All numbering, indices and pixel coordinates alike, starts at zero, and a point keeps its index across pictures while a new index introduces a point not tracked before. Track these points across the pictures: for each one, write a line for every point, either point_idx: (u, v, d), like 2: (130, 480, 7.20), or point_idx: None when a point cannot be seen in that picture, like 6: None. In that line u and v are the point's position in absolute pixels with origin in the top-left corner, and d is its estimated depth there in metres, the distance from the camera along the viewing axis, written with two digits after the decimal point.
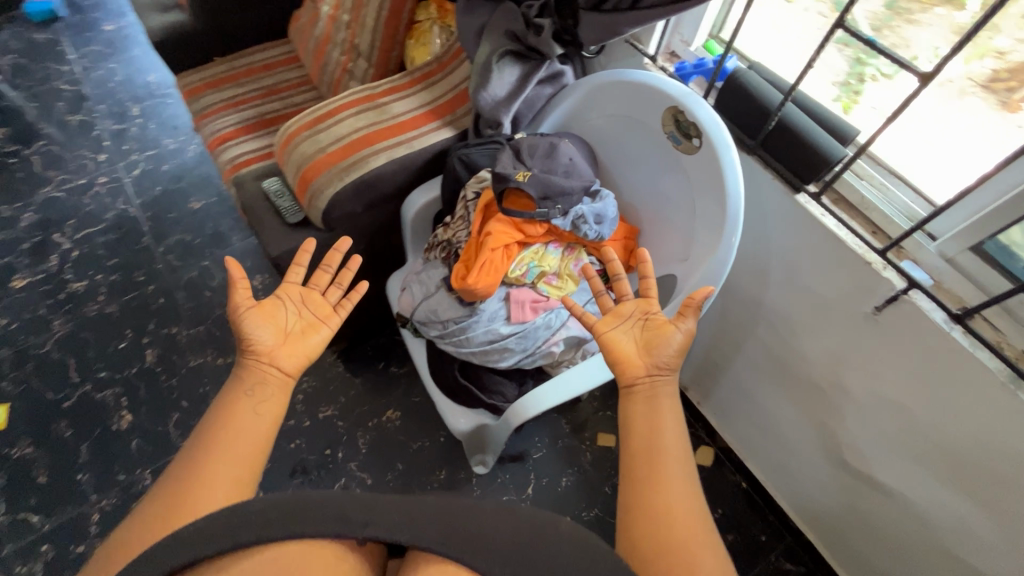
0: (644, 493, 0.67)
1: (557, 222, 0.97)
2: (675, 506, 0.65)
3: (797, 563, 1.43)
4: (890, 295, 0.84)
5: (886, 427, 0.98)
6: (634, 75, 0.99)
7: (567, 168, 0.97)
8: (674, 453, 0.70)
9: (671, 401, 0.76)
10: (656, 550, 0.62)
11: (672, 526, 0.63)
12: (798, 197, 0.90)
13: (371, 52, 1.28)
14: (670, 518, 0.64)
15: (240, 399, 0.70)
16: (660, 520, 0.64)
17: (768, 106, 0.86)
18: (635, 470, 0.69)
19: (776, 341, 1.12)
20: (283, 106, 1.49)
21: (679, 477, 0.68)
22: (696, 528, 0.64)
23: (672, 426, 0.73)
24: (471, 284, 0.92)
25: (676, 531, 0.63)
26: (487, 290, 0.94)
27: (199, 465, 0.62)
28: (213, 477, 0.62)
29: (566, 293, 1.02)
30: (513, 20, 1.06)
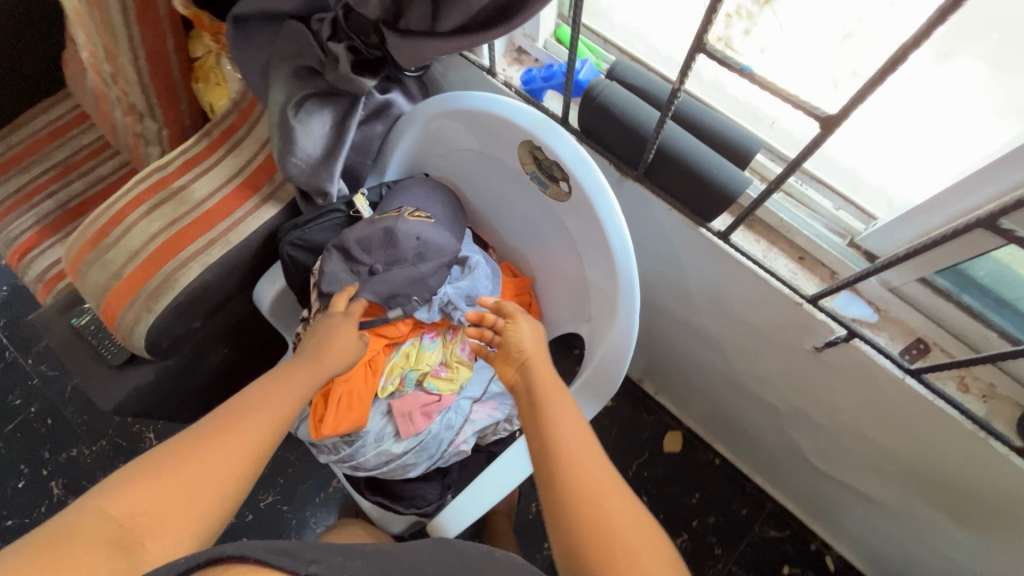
0: (559, 511, 0.54)
1: (420, 314, 0.81)
2: (596, 492, 0.54)
3: (782, 528, 1.40)
4: (828, 339, 0.68)
5: (846, 443, 0.87)
6: (473, 98, 0.75)
7: (417, 250, 0.77)
8: (576, 441, 0.59)
9: (551, 378, 0.67)
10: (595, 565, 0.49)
11: (603, 524, 0.51)
12: (701, 232, 0.71)
13: (153, 110, 0.98)
14: (594, 514, 0.52)
15: (279, 395, 0.61)
16: (584, 518, 0.52)
17: (643, 130, 0.64)
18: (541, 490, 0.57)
19: (716, 358, 0.97)
20: (87, 185, 1.19)
21: (590, 463, 0.57)
22: (623, 507, 0.53)
23: (557, 406, 0.63)
24: (329, 430, 0.74)
25: (604, 521, 0.51)
26: (357, 422, 0.77)
27: (220, 442, 0.53)
28: (217, 466, 0.52)
29: (458, 385, 0.85)
30: (304, 48, 0.79)
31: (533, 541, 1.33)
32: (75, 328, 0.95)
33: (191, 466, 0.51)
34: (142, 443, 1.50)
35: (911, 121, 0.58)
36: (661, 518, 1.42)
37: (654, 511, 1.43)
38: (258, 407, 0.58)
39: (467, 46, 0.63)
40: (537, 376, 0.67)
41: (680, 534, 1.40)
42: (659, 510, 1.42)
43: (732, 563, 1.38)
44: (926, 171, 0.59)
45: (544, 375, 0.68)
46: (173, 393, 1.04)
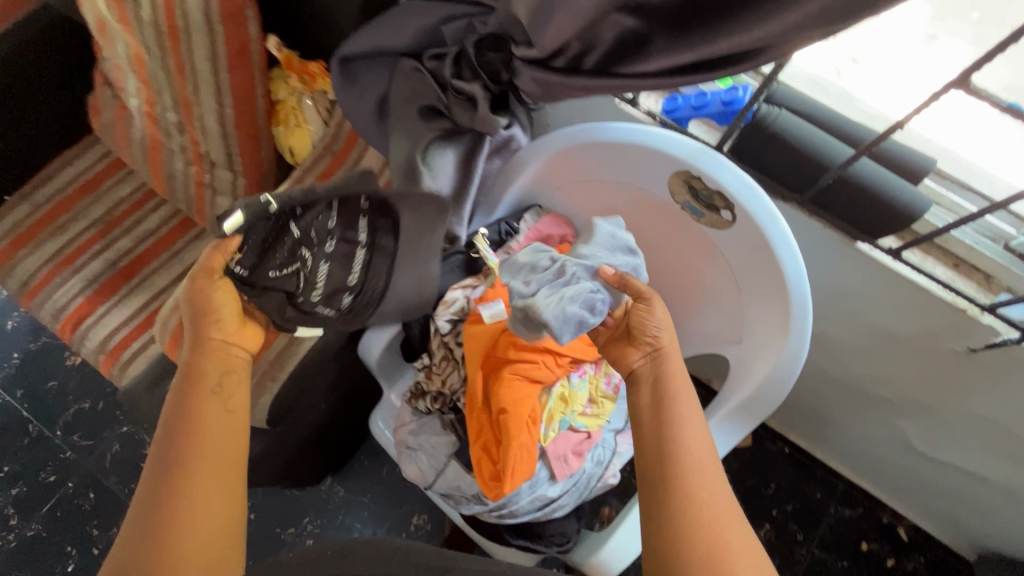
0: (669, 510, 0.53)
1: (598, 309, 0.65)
2: (715, 506, 0.54)
3: (856, 507, 1.44)
4: (994, 341, 0.70)
5: (967, 430, 0.90)
6: (616, 129, 0.73)
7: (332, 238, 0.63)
8: (702, 456, 0.57)
9: (667, 368, 0.63)
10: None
11: (715, 540, 0.52)
12: (858, 245, 0.71)
13: (230, 159, 0.91)
14: (716, 534, 0.52)
15: (205, 394, 0.59)
16: (703, 528, 0.52)
17: (821, 156, 0.64)
18: (644, 479, 0.56)
19: (829, 362, 0.98)
20: (135, 241, 1.09)
21: (710, 478, 0.55)
22: (736, 518, 0.54)
23: (682, 404, 0.60)
24: (509, 488, 0.73)
25: (716, 538, 0.52)
26: (524, 475, 0.74)
27: (187, 472, 0.53)
28: (201, 496, 0.52)
29: (605, 418, 0.83)
30: (424, 89, 0.74)
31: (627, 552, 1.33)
32: None
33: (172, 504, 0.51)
34: None
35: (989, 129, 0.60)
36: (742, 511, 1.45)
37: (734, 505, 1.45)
38: (202, 423, 0.57)
39: (665, 84, 0.59)
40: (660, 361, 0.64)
41: (763, 525, 1.44)
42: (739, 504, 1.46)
43: (816, 547, 1.42)
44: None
45: (679, 382, 0.62)
46: (274, 458, 0.96)
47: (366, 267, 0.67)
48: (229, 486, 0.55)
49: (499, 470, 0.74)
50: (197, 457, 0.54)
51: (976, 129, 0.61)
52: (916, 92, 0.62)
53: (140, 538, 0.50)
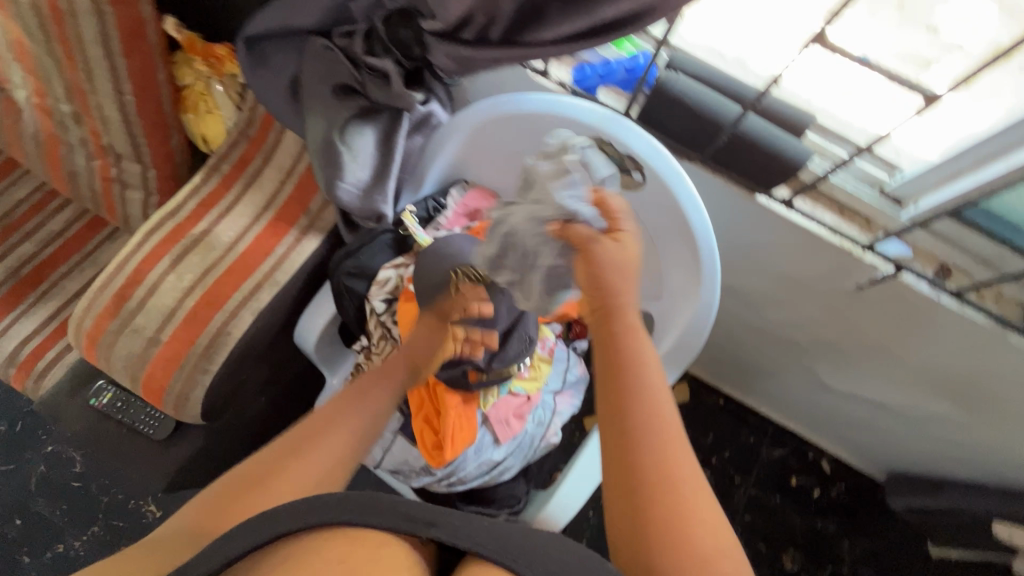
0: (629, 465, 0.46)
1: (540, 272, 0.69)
2: (680, 488, 0.45)
3: (784, 447, 1.57)
4: (875, 277, 0.79)
5: (865, 361, 1.01)
6: (532, 100, 0.76)
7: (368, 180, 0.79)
8: (664, 437, 0.47)
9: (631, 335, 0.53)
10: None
11: (691, 545, 0.42)
12: (757, 198, 0.78)
13: (137, 151, 0.86)
14: (692, 543, 0.43)
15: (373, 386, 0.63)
16: (673, 524, 0.43)
17: (716, 117, 0.69)
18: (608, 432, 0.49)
19: (747, 311, 1.06)
20: (39, 245, 1.01)
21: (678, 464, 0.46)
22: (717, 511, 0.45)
23: (644, 364, 0.51)
24: (451, 455, 0.78)
25: (691, 539, 0.43)
26: (462, 442, 0.79)
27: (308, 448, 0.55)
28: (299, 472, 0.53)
29: (542, 382, 0.87)
30: (334, 66, 0.74)
31: None
32: (99, 407, 0.84)
33: (282, 462, 0.54)
34: (142, 520, 1.34)
35: (854, 79, 0.67)
36: None
37: None
38: (345, 410, 0.59)
39: (580, 48, 0.61)
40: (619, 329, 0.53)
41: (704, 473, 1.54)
42: None
43: (751, 486, 1.54)
44: (883, 107, 0.68)
45: (634, 345, 0.53)
46: (215, 455, 0.94)
47: (362, 243, 0.84)
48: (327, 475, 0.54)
49: (440, 438, 0.79)
50: (317, 437, 0.56)
51: (839, 81, 0.68)
52: (787, 48, 0.68)
53: (243, 476, 0.53)
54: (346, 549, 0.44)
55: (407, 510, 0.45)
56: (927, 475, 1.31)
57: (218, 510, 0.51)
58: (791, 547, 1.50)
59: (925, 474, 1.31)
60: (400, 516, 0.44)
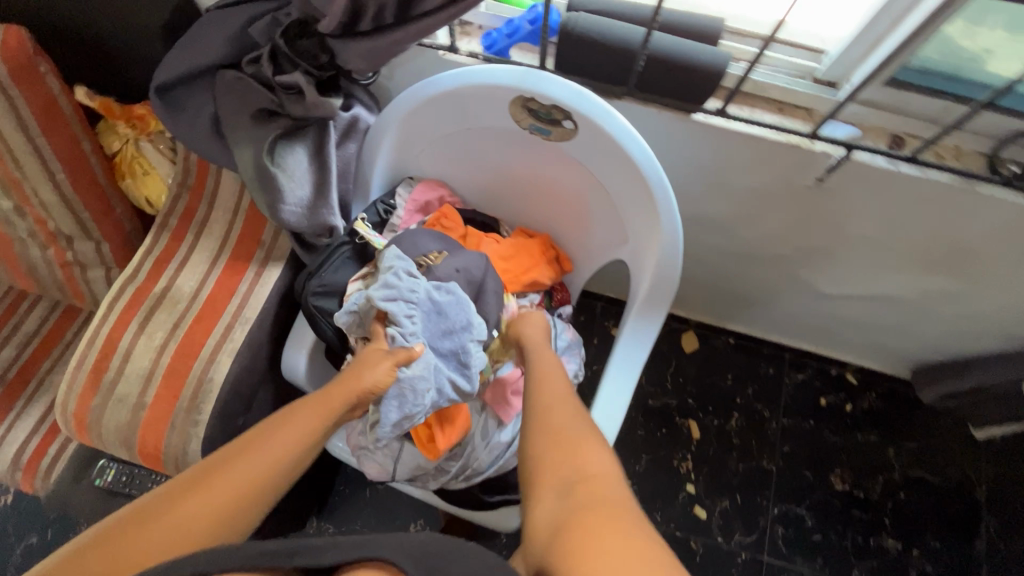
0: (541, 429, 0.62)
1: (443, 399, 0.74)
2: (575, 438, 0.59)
3: (805, 369, 1.55)
4: (830, 164, 0.77)
5: (851, 256, 0.99)
6: (445, 77, 0.75)
7: (307, 198, 0.78)
8: (555, 397, 0.67)
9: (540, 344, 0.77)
10: (556, 477, 0.55)
11: (566, 457, 0.57)
12: (695, 117, 0.76)
13: (85, 228, 0.88)
14: (567, 448, 0.58)
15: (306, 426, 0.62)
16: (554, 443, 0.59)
17: (628, 45, 0.69)
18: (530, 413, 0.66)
19: (726, 238, 1.04)
20: (18, 348, 1.02)
21: (568, 415, 0.64)
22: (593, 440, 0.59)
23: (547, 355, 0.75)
24: (445, 444, 0.79)
25: (566, 453, 0.58)
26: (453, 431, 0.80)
27: (210, 481, 0.53)
28: (195, 512, 0.50)
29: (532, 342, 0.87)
30: (249, 93, 0.74)
31: None
32: (107, 486, 0.85)
33: (174, 500, 0.51)
34: None
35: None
36: (710, 408, 1.52)
37: (701, 405, 1.53)
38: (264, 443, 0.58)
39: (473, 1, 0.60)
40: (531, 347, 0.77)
41: (731, 415, 1.52)
42: (706, 403, 1.53)
43: (782, 417, 1.51)
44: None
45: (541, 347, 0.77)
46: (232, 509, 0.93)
47: (321, 266, 0.80)
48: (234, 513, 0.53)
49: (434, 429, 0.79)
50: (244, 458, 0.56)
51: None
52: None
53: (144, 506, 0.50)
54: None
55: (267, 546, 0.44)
56: (948, 359, 1.29)
57: (76, 574, 0.45)
58: (837, 467, 1.47)
59: (947, 359, 1.29)
60: (255, 552, 0.44)
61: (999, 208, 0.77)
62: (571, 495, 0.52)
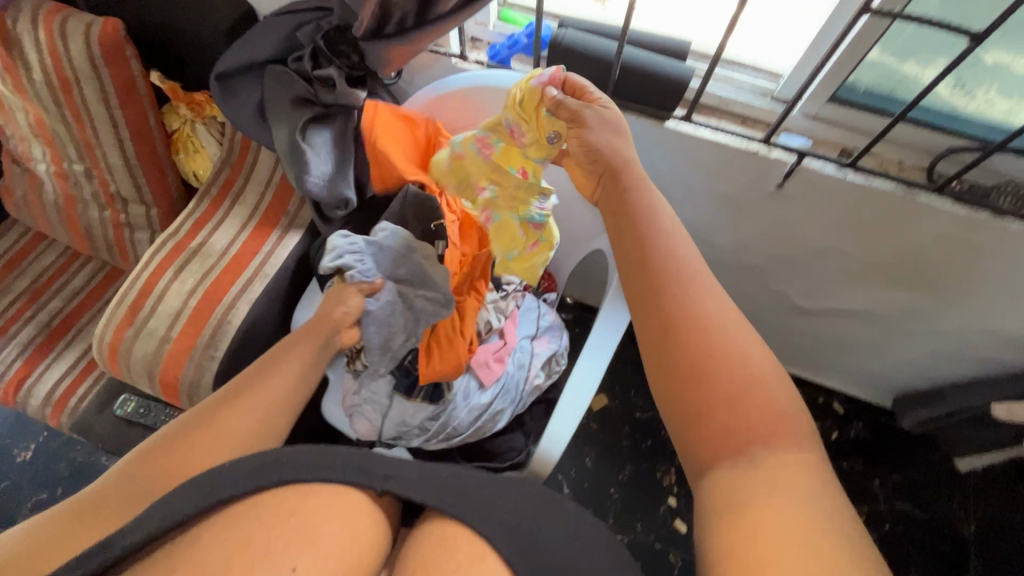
0: (683, 349, 0.52)
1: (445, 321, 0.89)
2: (728, 362, 0.50)
3: None
4: (786, 170, 0.88)
5: (818, 266, 1.07)
6: (454, 80, 0.89)
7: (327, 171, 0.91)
8: (700, 301, 0.54)
9: (650, 215, 0.61)
10: (721, 433, 0.48)
11: (715, 398, 0.49)
12: (667, 123, 0.88)
13: (140, 192, 1.03)
14: (727, 387, 0.49)
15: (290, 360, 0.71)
16: (689, 382, 0.50)
17: (606, 56, 0.82)
18: (659, 324, 0.54)
19: (704, 246, 1.14)
20: (66, 299, 1.15)
21: (721, 323, 0.53)
22: (749, 365, 0.50)
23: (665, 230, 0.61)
24: (432, 373, 0.87)
25: (705, 397, 0.49)
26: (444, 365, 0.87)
27: (220, 417, 0.60)
28: (222, 433, 0.59)
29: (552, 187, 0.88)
30: (290, 84, 0.89)
31: (600, 488, 1.42)
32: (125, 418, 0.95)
33: (191, 434, 0.58)
34: None
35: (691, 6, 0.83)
36: None
37: None
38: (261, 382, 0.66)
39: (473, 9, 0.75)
40: (639, 232, 0.60)
41: None
42: None
43: None
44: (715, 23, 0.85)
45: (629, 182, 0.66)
46: None
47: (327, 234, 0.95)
48: (271, 414, 0.64)
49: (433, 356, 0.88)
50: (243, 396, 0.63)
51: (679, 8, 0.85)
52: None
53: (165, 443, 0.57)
54: (316, 499, 0.52)
55: (345, 464, 0.55)
56: (927, 386, 1.32)
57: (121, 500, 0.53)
58: None
59: (926, 386, 1.33)
60: (352, 471, 0.55)
61: (940, 218, 0.86)
62: (750, 459, 0.45)
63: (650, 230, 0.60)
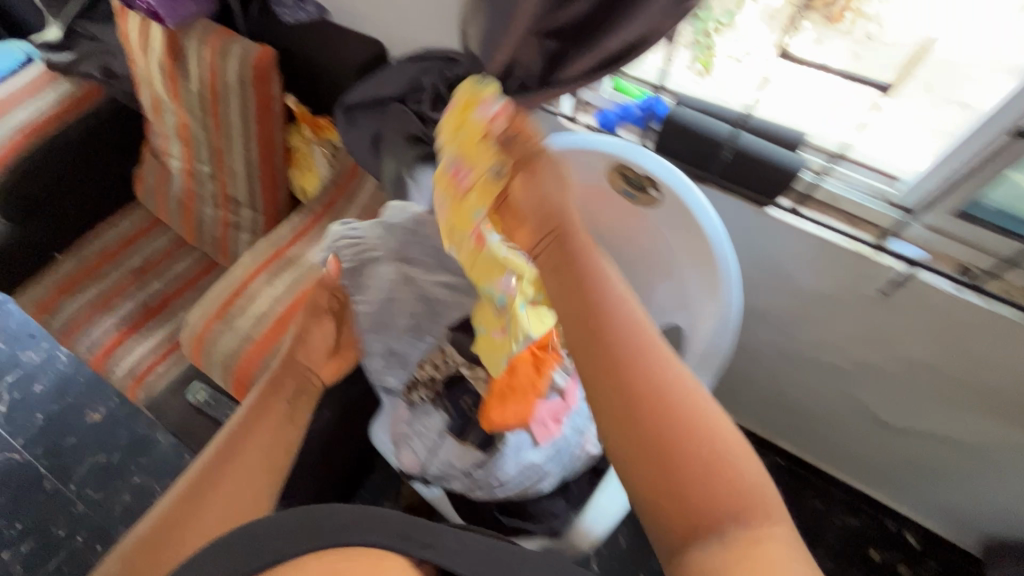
0: (629, 428, 0.46)
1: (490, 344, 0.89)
2: (688, 431, 0.45)
3: (859, 515, 1.42)
4: (894, 278, 0.83)
5: (915, 382, 0.98)
6: (558, 139, 0.92)
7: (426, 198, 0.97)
8: (638, 362, 0.49)
9: (597, 270, 0.56)
10: (685, 518, 0.43)
11: (686, 477, 0.44)
12: (768, 211, 0.87)
13: (252, 198, 1.11)
14: (684, 461, 0.44)
15: (266, 424, 0.84)
16: (652, 462, 0.45)
17: (718, 139, 0.82)
18: (604, 396, 0.48)
19: (786, 337, 1.07)
20: (165, 283, 1.25)
21: (673, 388, 0.48)
22: (713, 431, 0.46)
23: (605, 277, 0.55)
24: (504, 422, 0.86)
25: (672, 479, 0.44)
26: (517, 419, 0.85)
27: (202, 495, 0.72)
28: (211, 511, 0.70)
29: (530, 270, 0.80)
30: (407, 122, 0.95)
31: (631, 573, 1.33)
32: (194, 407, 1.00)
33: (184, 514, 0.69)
34: None
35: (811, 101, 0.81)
36: None
37: None
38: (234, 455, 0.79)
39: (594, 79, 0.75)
40: (582, 291, 0.54)
41: None
42: None
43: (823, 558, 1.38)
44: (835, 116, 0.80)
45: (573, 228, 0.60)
46: None
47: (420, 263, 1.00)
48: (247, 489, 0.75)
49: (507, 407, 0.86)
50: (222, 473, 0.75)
51: (801, 101, 0.81)
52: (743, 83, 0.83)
53: (159, 525, 0.68)
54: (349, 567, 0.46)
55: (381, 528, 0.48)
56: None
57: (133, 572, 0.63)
58: None
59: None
60: (392, 533, 0.48)
61: None
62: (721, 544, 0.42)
63: (589, 283, 0.55)
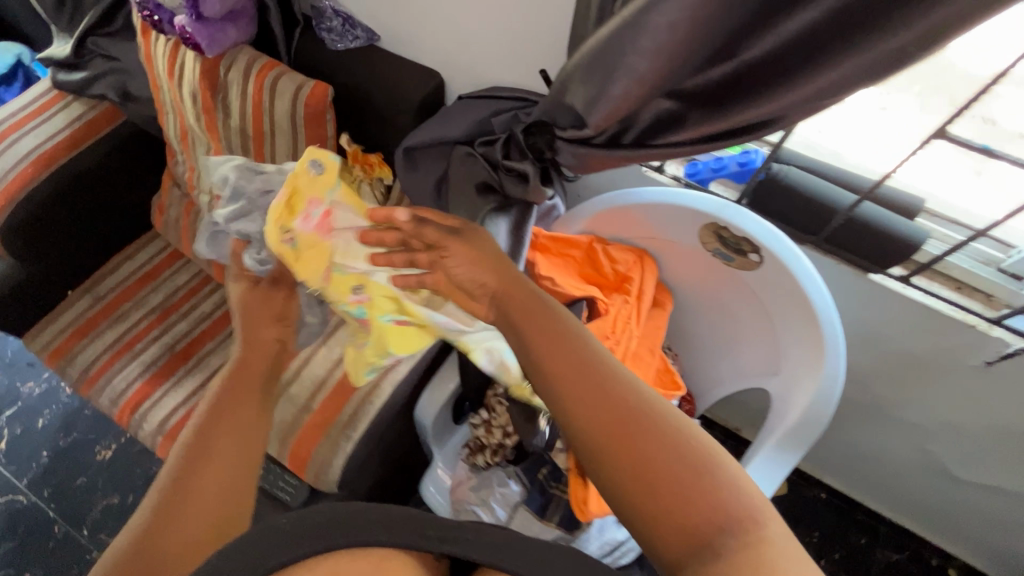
0: (610, 465, 0.50)
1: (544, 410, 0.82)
2: (666, 455, 0.49)
3: (902, 550, 1.34)
4: (1005, 352, 0.78)
5: (1002, 447, 0.93)
6: (644, 193, 0.86)
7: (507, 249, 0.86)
8: (605, 396, 0.53)
9: (559, 318, 0.61)
10: (675, 533, 0.47)
11: (672, 498, 0.48)
12: (870, 275, 0.82)
13: None
14: (666, 483, 0.48)
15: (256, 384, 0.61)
16: (642, 492, 0.48)
17: (832, 204, 0.76)
18: (586, 437, 0.52)
19: (861, 392, 1.03)
20: (190, 324, 1.15)
21: (642, 415, 0.52)
22: (688, 451, 0.50)
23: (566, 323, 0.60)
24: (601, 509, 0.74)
25: (662, 500, 0.48)
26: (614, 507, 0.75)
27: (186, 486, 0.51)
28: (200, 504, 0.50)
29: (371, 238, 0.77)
30: (478, 169, 0.85)
31: None
32: None
33: (163, 519, 0.49)
34: None
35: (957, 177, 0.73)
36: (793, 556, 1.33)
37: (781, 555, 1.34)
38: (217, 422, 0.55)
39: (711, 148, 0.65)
40: (548, 339, 0.59)
41: None
42: None
43: None
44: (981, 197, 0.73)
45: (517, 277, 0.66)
46: None
47: None
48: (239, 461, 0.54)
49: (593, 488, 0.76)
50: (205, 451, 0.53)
51: (946, 174, 0.74)
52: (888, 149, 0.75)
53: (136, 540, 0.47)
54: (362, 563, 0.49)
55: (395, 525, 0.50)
56: None
57: None
58: None
59: None
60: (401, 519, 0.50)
61: None
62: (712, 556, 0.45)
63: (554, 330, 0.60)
